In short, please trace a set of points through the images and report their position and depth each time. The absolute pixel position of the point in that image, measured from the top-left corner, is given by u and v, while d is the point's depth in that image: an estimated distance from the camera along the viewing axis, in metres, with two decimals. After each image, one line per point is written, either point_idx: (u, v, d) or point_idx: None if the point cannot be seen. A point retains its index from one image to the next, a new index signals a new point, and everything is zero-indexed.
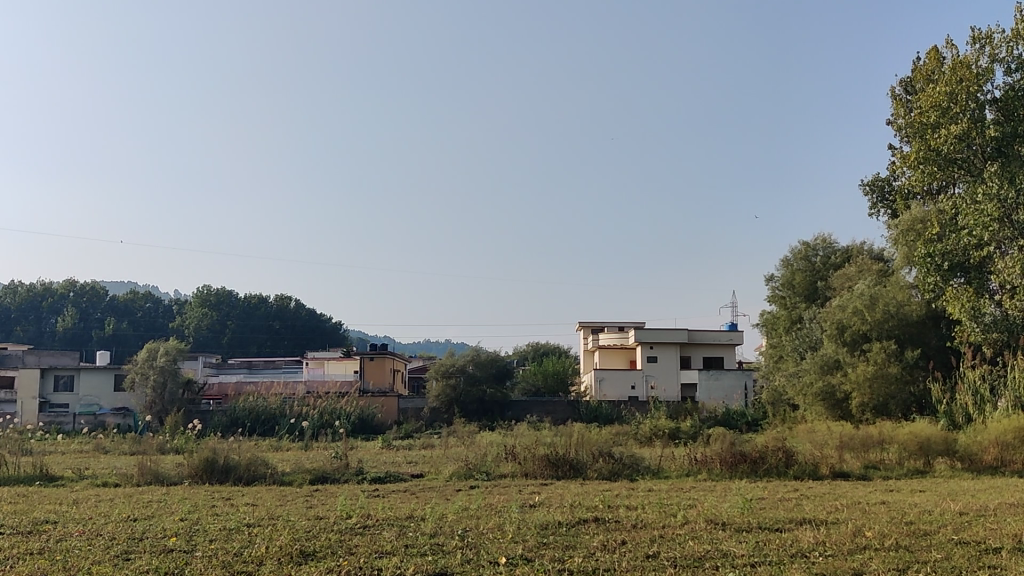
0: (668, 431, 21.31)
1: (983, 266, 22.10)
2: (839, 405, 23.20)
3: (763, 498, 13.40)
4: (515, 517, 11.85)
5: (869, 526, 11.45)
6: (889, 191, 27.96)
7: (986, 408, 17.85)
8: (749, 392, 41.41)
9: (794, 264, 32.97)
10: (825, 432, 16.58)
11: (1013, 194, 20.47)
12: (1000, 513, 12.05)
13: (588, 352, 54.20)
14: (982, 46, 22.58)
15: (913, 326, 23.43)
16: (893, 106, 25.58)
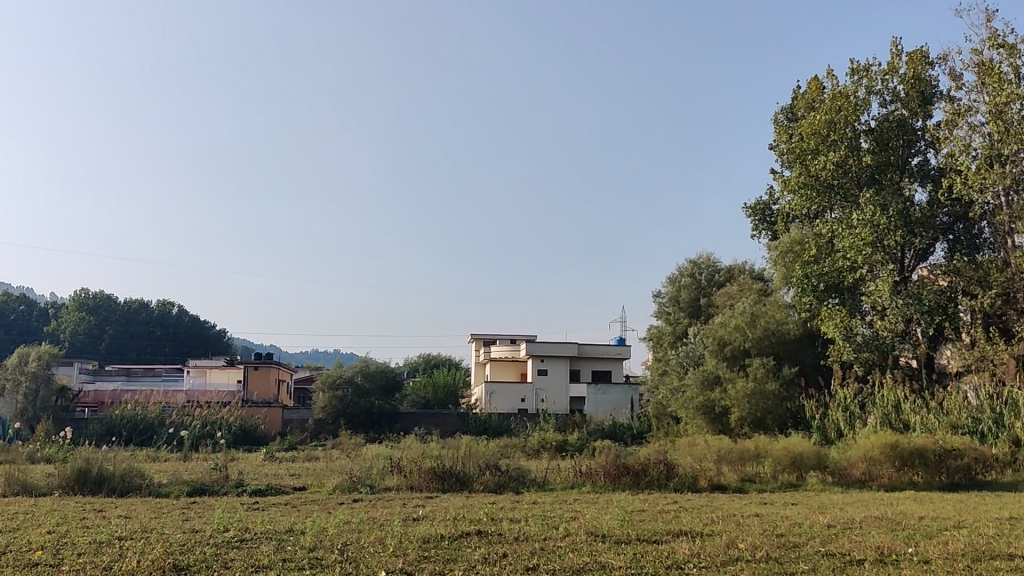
0: (555, 443, 21.53)
1: (856, 289, 23.41)
2: (719, 419, 23.75)
3: (643, 510, 13.65)
4: (397, 530, 11.78)
5: (743, 538, 11.82)
6: (770, 213, 28.90)
7: (855, 424, 18.55)
8: (636, 406, 42.19)
9: (680, 281, 33.81)
10: (703, 445, 16.92)
11: (885, 221, 21.97)
12: (865, 526, 12.61)
13: (478, 365, 54.35)
14: (860, 77, 23.64)
15: (790, 344, 24.27)
16: (775, 131, 26.39)
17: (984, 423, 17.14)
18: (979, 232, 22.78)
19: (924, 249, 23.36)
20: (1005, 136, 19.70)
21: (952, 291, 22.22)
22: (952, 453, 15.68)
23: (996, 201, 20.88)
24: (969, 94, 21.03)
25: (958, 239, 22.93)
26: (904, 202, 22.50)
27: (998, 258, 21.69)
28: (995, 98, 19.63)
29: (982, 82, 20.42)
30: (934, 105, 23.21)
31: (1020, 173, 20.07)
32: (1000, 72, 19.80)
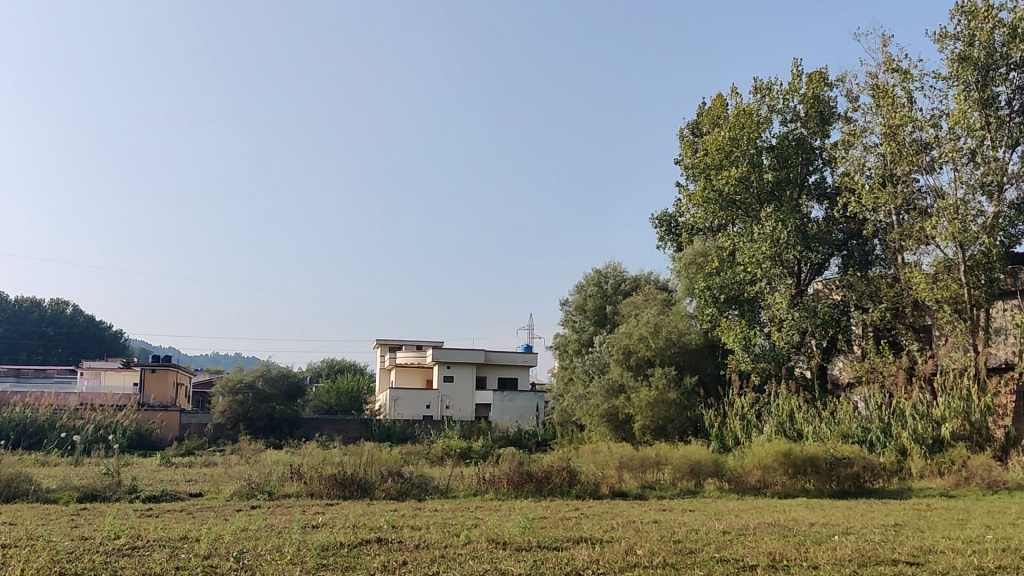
0: (459, 451, 21.51)
1: (755, 301, 24.10)
2: (622, 427, 24.17)
3: (544, 517, 13.76)
4: (295, 538, 11.61)
5: (641, 544, 12.01)
6: (675, 225, 29.50)
7: (752, 433, 19.08)
8: (541, 413, 42.49)
9: (586, 290, 34.23)
10: (606, 452, 17.12)
11: (784, 236, 22.70)
12: (759, 532, 12.96)
13: (384, 371, 53.96)
14: (762, 96, 24.33)
15: (691, 354, 24.72)
16: (680, 145, 26.92)
17: (872, 432, 17.70)
18: (872, 248, 23.51)
19: (820, 264, 24.11)
20: (898, 158, 20.57)
21: (845, 305, 23.00)
22: (842, 462, 16.08)
23: (887, 219, 21.73)
24: (864, 116, 21.82)
25: (852, 255, 23.65)
26: (801, 219, 23.26)
27: (887, 275, 22.83)
28: (889, 121, 20.49)
29: (877, 105, 21.25)
30: (832, 125, 24.05)
31: (911, 193, 20.85)
32: (894, 96, 20.65)
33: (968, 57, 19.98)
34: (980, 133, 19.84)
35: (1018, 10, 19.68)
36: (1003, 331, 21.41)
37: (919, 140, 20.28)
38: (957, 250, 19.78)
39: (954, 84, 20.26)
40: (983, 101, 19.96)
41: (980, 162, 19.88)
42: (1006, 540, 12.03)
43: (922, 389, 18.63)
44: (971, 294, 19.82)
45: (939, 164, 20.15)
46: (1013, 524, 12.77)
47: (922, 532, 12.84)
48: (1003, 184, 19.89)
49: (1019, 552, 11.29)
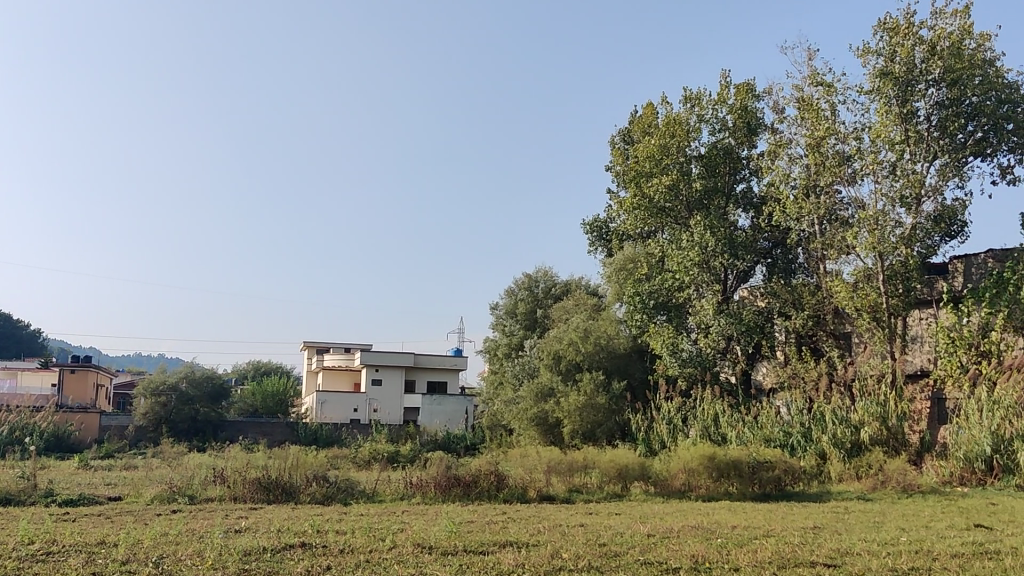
0: (386, 454, 21.39)
1: (683, 307, 24.47)
2: (551, 430, 24.38)
3: (471, 522, 13.76)
4: (216, 543, 11.42)
5: (566, 548, 12.09)
6: (606, 231, 29.78)
7: (677, 437, 19.41)
8: (469, 417, 42.49)
9: (517, 293, 34.37)
10: (534, 456, 17.18)
11: (712, 243, 23.15)
12: (682, 535, 13.16)
13: (311, 373, 53.40)
14: (692, 105, 24.70)
15: (619, 359, 25.00)
16: (612, 152, 27.21)
17: (794, 437, 18.13)
18: (796, 257, 24.07)
19: (746, 271, 24.57)
20: (822, 169, 21.09)
21: (769, 312, 23.48)
22: (763, 465, 16.39)
23: (810, 228, 22.23)
24: (790, 128, 22.33)
25: (776, 264, 24.11)
26: (729, 227, 23.67)
27: (809, 283, 23.45)
28: (813, 133, 21.00)
29: (802, 117, 21.74)
30: (759, 136, 24.49)
31: (833, 205, 21.45)
32: (818, 109, 21.13)
33: (889, 73, 20.54)
34: (900, 146, 20.69)
35: (937, 28, 20.32)
36: (919, 339, 22.12)
37: (842, 153, 20.83)
38: (875, 259, 20.38)
39: (876, 98, 20.85)
40: (902, 115, 20.63)
41: (899, 174, 20.63)
42: (919, 542, 12.41)
43: (843, 393, 19.08)
44: (889, 303, 20.37)
45: (860, 176, 20.78)
46: (926, 526, 13.17)
47: (840, 534, 13.17)
48: (921, 197, 20.59)
49: (931, 554, 11.64)
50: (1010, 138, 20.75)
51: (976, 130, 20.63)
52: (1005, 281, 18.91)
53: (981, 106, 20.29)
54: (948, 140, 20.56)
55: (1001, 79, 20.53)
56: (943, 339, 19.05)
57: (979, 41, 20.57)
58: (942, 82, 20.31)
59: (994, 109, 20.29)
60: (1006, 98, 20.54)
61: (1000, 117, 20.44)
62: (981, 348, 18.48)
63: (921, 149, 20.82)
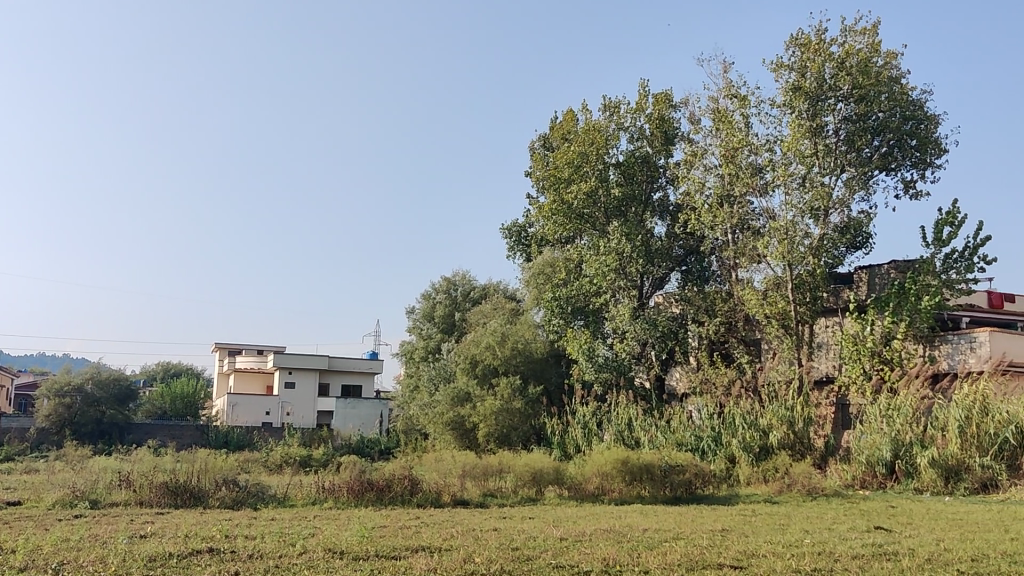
0: (298, 458, 21.14)
1: (600, 312, 24.77)
2: (467, 435, 24.20)
3: (383, 526, 13.70)
4: (120, 549, 11.15)
5: (479, 552, 12.13)
6: (525, 236, 29.94)
7: (592, 441, 19.66)
8: (384, 421, 42.30)
9: (435, 297, 34.37)
10: (449, 461, 17.17)
11: (628, 249, 23.52)
12: (594, 538, 13.32)
13: (222, 376, 52.47)
14: (611, 113, 25.03)
15: (536, 363, 25.24)
16: (532, 157, 27.40)
17: (705, 441, 18.48)
18: (708, 265, 24.58)
19: (661, 278, 24.98)
20: (735, 179, 21.61)
21: (682, 318, 23.99)
22: (675, 469, 16.68)
23: (723, 236, 22.76)
24: (705, 138, 22.81)
25: (691, 271, 24.65)
26: (645, 234, 24.15)
27: (722, 290, 23.99)
28: (727, 144, 21.51)
29: (717, 128, 22.22)
30: (675, 145, 24.99)
31: (746, 214, 21.98)
32: (733, 120, 21.63)
33: (800, 87, 21.14)
34: (810, 159, 21.19)
35: (846, 45, 20.98)
36: (824, 345, 22.83)
37: (754, 164, 21.37)
38: (785, 268, 20.97)
39: (788, 112, 21.43)
40: (812, 129, 21.24)
41: (808, 187, 21.24)
42: (821, 543, 12.82)
43: (752, 398, 19.55)
44: (797, 311, 21.01)
45: (772, 187, 21.37)
46: (828, 528, 13.58)
47: (747, 536, 13.49)
48: (829, 209, 21.24)
49: (833, 556, 12.03)
50: (913, 153, 21.55)
51: (881, 146, 21.42)
52: (906, 292, 19.55)
53: (886, 123, 21.08)
54: (855, 154, 21.27)
55: (906, 96, 21.29)
56: (848, 347, 19.66)
57: (886, 59, 21.30)
58: (850, 98, 21.02)
59: (898, 126, 21.11)
60: (910, 115, 21.38)
61: (903, 134, 21.27)
62: (883, 355, 19.16)
63: (830, 162, 21.36)
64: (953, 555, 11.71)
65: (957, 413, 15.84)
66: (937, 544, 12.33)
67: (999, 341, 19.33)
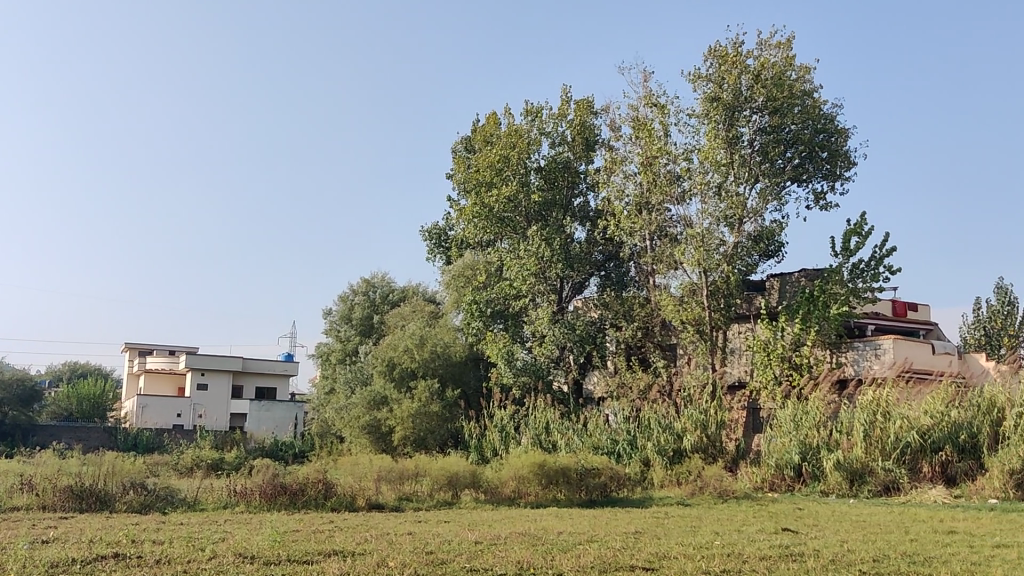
0: (210, 462, 20.73)
1: (519, 316, 24.89)
2: (383, 438, 24.11)
3: (296, 531, 13.52)
4: (20, 554, 10.77)
5: (393, 556, 12.08)
6: (445, 238, 29.91)
7: (509, 444, 19.77)
8: (299, 424, 41.78)
9: (353, 299, 34.10)
10: (364, 464, 17.05)
11: (548, 254, 23.72)
12: (509, 541, 13.38)
13: (131, 377, 51.11)
14: (533, 118, 25.19)
15: (455, 367, 25.26)
16: (454, 160, 27.39)
17: (620, 445, 18.69)
18: (627, 270, 24.96)
19: (580, 283, 25.18)
20: (653, 187, 21.97)
21: (601, 322, 24.29)
22: (590, 472, 16.82)
23: (641, 243, 23.10)
24: (625, 145, 23.11)
25: (610, 276, 24.93)
26: (565, 239, 24.37)
27: (640, 296, 24.35)
28: (646, 151, 21.85)
29: (636, 136, 22.54)
30: (596, 151, 25.28)
31: (663, 221, 22.35)
32: (652, 128, 21.98)
33: (717, 98, 21.58)
34: (725, 168, 21.59)
35: (762, 58, 21.50)
36: (737, 351, 23.34)
37: (672, 172, 21.78)
38: (700, 274, 21.39)
39: (705, 122, 21.85)
40: (728, 139, 21.69)
41: (724, 196, 21.69)
42: (730, 545, 13.10)
43: (667, 402, 19.83)
44: (712, 317, 21.43)
45: (689, 195, 21.78)
46: (738, 530, 13.87)
47: (659, 538, 13.71)
48: (743, 218, 21.74)
49: (741, 557, 12.31)
50: (823, 165, 22.24)
51: (794, 157, 22.01)
52: (816, 299, 20.13)
53: (799, 135, 21.66)
54: (769, 165, 21.81)
55: (818, 109, 21.92)
56: (759, 353, 20.14)
57: (800, 73, 21.91)
58: (764, 110, 21.54)
59: (810, 139, 21.74)
60: (821, 128, 22.03)
61: (815, 146, 21.95)
62: (793, 361, 19.71)
63: (744, 171, 21.92)
64: (856, 556, 12.09)
65: (861, 418, 16.37)
66: (841, 545, 12.70)
67: (902, 348, 20.04)
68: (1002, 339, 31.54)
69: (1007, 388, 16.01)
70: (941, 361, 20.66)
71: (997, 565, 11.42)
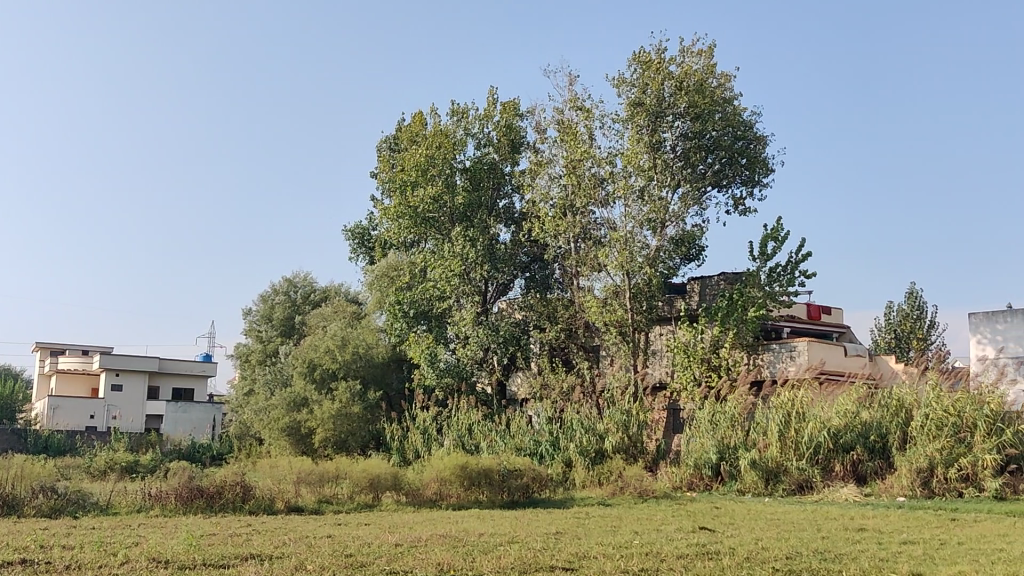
0: (124, 464, 20.25)
1: (443, 317, 24.87)
2: (303, 440, 23.88)
3: (212, 534, 13.30)
4: None
5: (311, 559, 11.97)
6: (368, 238, 29.73)
7: (431, 446, 19.76)
8: (217, 426, 41.07)
9: (275, 298, 33.66)
10: (284, 466, 16.85)
11: (472, 255, 23.80)
12: (429, 543, 13.36)
13: (42, 377, 49.60)
14: (459, 118, 25.19)
15: (377, 368, 25.17)
16: (378, 159, 27.19)
17: (543, 446, 18.78)
18: (551, 272, 25.03)
19: (505, 284, 25.26)
20: (577, 190, 22.19)
21: (525, 324, 24.44)
22: (513, 473, 16.84)
23: (566, 245, 23.28)
24: (550, 148, 23.28)
25: (534, 278, 25.01)
26: (490, 240, 24.38)
27: (564, 297, 24.58)
28: (571, 155, 22.05)
29: (561, 139, 22.73)
30: (521, 153, 25.40)
31: (587, 224, 22.57)
32: (577, 132, 22.18)
33: (641, 104, 21.86)
34: (648, 173, 21.95)
35: (685, 65, 21.85)
36: (659, 352, 23.72)
37: (596, 176, 22.02)
38: (623, 277, 21.66)
39: (629, 126, 22.13)
40: (651, 144, 21.99)
41: (646, 200, 22.01)
42: (649, 544, 13.28)
43: (589, 403, 20.02)
44: (634, 319, 21.70)
45: (612, 198, 22.04)
46: (657, 529, 14.08)
47: (579, 538, 13.84)
48: (665, 221, 22.09)
49: (659, 556, 12.51)
50: (743, 171, 22.76)
51: (715, 163, 22.48)
52: (735, 302, 20.52)
53: (719, 141, 22.17)
54: (690, 170, 22.20)
55: (738, 116, 22.45)
56: (680, 355, 20.51)
57: (720, 80, 22.37)
58: (686, 116, 21.89)
59: (730, 145, 22.30)
60: (741, 135, 22.58)
61: (735, 152, 22.49)
62: (712, 363, 20.13)
63: (666, 176, 22.27)
64: (770, 553, 12.40)
65: (777, 418, 16.76)
66: (755, 544, 12.98)
67: (816, 350, 20.60)
68: (910, 342, 32.66)
69: (913, 389, 16.61)
70: (853, 363, 21.30)
71: (903, 560, 11.83)
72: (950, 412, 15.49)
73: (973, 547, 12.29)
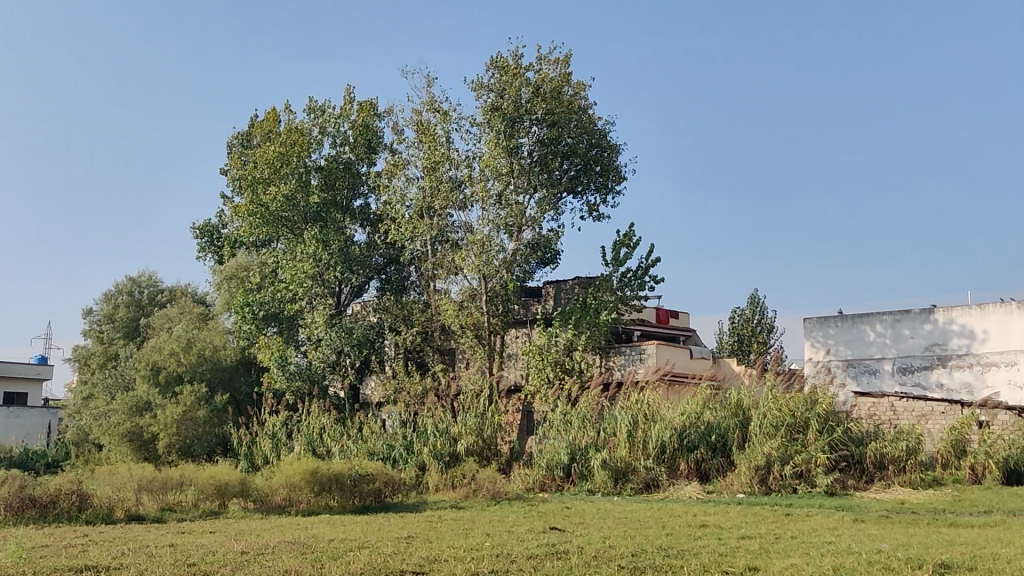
0: None
1: (294, 319, 24.40)
2: (146, 446, 22.92)
3: (44, 546, 12.58)
4: None
5: (151, 569, 11.48)
6: (217, 237, 28.86)
7: (280, 451, 19.34)
8: (53, 432, 38.95)
9: (117, 298, 32.25)
10: (124, 473, 16.12)
11: (325, 257, 23.46)
12: (277, 550, 13.04)
13: None
14: (315, 116, 24.74)
15: (225, 372, 24.65)
16: (228, 155, 26.35)
17: (396, 450, 18.58)
18: (407, 275, 25.15)
19: (359, 286, 25.06)
20: (435, 193, 22.19)
21: (380, 326, 24.29)
22: (364, 478, 16.48)
23: (422, 248, 23.22)
24: (407, 149, 23.18)
25: (390, 280, 24.99)
26: (344, 241, 24.05)
27: (419, 300, 24.58)
28: (429, 157, 22.02)
29: (419, 141, 22.67)
30: (377, 154, 25.26)
31: (444, 226, 22.63)
32: (434, 134, 22.16)
33: (498, 108, 22.01)
34: (505, 177, 22.14)
35: (541, 72, 22.18)
36: (514, 356, 23.90)
37: (454, 178, 22.08)
38: (479, 280, 21.81)
39: (487, 130, 22.21)
40: (508, 149, 22.15)
41: (503, 204, 22.22)
42: (500, 546, 13.36)
43: (442, 406, 20.03)
44: (489, 321, 21.86)
45: (469, 202, 22.15)
46: (508, 531, 14.15)
47: (430, 542, 13.81)
48: (521, 225, 22.36)
49: (509, 557, 12.62)
50: (597, 178, 23.42)
51: (570, 169, 22.98)
52: (588, 307, 20.98)
53: (574, 148, 22.67)
54: (547, 175, 22.54)
55: (592, 124, 23.01)
56: (534, 358, 20.72)
57: (576, 88, 22.83)
58: (543, 122, 22.22)
59: (585, 152, 22.84)
60: (595, 143, 23.14)
61: (589, 160, 23.07)
62: (565, 365, 20.45)
63: (523, 180, 22.51)
64: (617, 551, 12.70)
65: (625, 420, 17.19)
66: (602, 542, 13.27)
67: (664, 352, 21.34)
68: (751, 345, 34.21)
69: (752, 391, 17.39)
70: (699, 365, 22.09)
71: (741, 554, 12.33)
72: (785, 413, 16.30)
73: (804, 541, 12.94)
